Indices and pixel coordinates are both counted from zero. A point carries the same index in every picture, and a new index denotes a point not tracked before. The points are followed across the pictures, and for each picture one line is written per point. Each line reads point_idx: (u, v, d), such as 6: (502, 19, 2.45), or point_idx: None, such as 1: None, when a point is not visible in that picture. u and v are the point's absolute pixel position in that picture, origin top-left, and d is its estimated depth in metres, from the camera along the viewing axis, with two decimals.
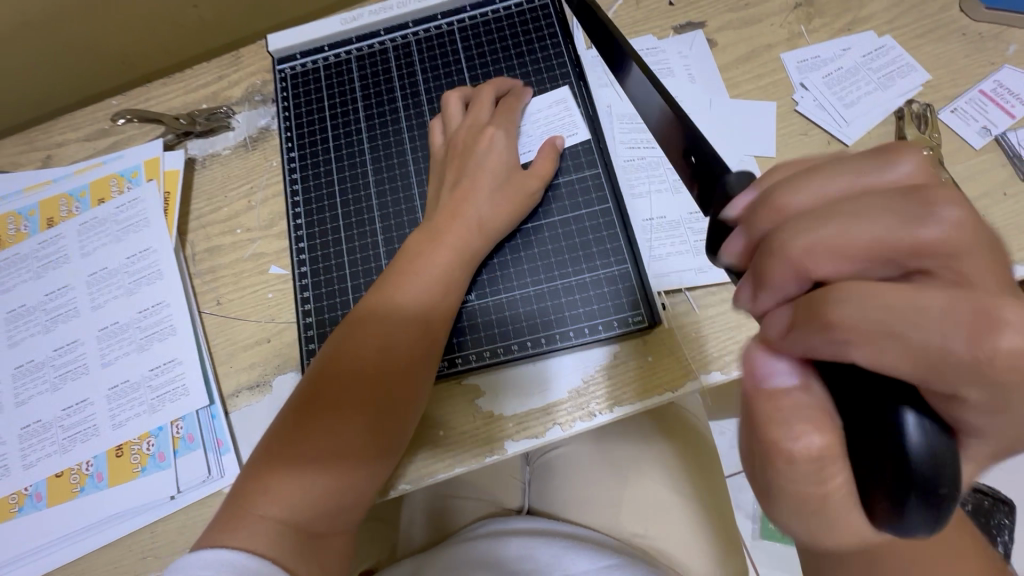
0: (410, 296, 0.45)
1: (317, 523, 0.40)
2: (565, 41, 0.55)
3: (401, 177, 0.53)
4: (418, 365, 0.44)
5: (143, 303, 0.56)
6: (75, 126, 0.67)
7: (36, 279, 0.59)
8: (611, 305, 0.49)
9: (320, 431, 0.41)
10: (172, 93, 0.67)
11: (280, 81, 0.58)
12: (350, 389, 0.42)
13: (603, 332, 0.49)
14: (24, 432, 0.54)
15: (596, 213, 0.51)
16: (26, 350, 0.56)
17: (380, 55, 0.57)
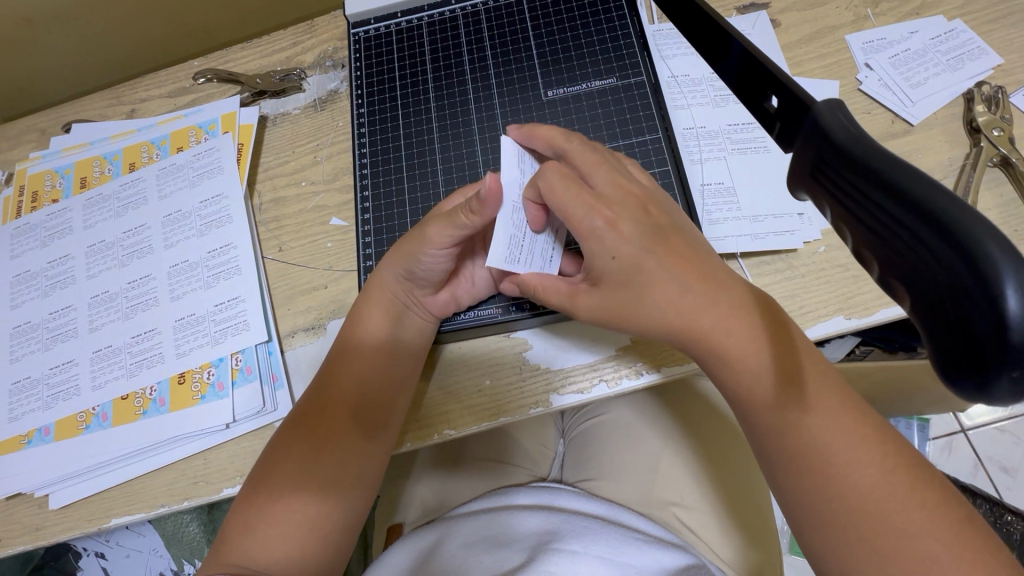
0: (366, 328, 0.49)
1: (298, 549, 0.42)
2: (630, 14, 0.56)
3: (464, 135, 0.55)
4: (387, 402, 0.48)
5: (212, 243, 0.59)
6: (159, 84, 0.72)
7: (116, 217, 0.63)
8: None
9: (303, 464, 0.44)
10: (249, 56, 0.71)
11: (354, 43, 0.61)
12: (339, 422, 0.46)
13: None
14: (96, 356, 0.57)
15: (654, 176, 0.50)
16: (102, 282, 0.60)
17: (450, 22, 0.60)
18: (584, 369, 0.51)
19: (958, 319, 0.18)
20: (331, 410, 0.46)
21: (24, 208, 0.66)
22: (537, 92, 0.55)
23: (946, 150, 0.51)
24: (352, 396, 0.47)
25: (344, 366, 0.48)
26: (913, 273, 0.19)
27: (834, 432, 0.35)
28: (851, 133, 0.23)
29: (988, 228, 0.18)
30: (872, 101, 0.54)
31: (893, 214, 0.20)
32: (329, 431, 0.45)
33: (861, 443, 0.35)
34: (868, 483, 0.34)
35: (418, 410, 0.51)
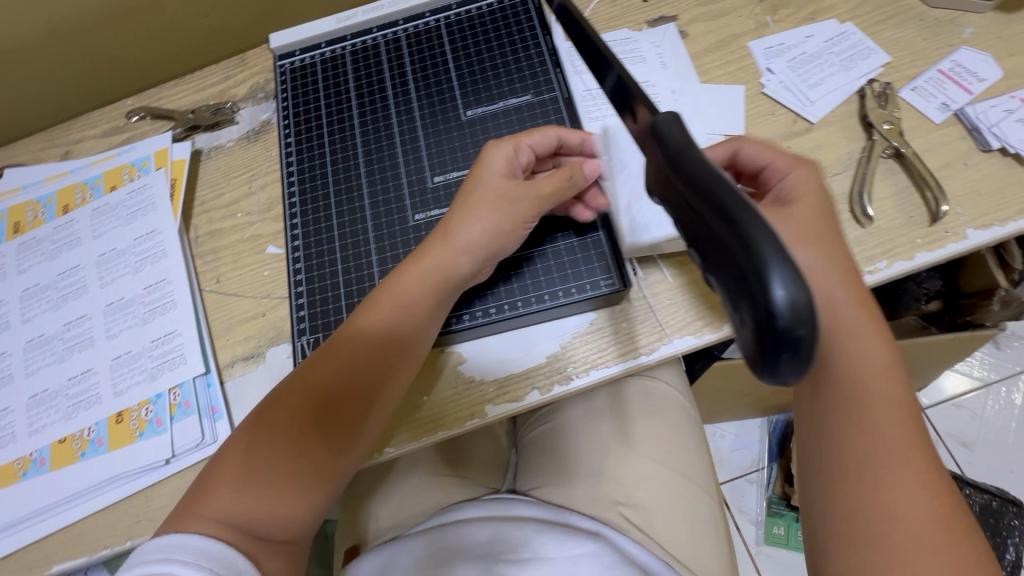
0: (375, 313, 0.47)
1: (263, 525, 0.41)
2: (542, 33, 0.58)
3: (388, 157, 0.56)
4: (373, 396, 0.46)
5: (147, 280, 0.60)
6: (92, 124, 0.72)
7: (50, 260, 0.62)
8: (583, 272, 0.53)
9: (290, 446, 0.43)
10: (182, 92, 0.72)
11: (280, 74, 0.62)
12: (330, 413, 0.44)
13: (586, 291, 0.52)
14: (32, 401, 0.57)
15: None
16: (37, 325, 0.60)
17: (372, 50, 0.61)
18: (517, 380, 0.52)
19: (744, 305, 0.20)
20: (321, 399, 0.44)
21: None
22: (456, 112, 0.57)
23: (845, 145, 0.54)
24: (345, 382, 0.45)
25: (331, 355, 0.46)
26: (716, 265, 0.21)
27: (893, 436, 0.37)
28: (682, 142, 0.25)
29: (765, 223, 0.20)
30: (774, 103, 0.57)
31: (701, 215, 0.22)
32: (322, 419, 0.44)
33: (915, 460, 0.37)
34: (917, 522, 0.35)
35: None
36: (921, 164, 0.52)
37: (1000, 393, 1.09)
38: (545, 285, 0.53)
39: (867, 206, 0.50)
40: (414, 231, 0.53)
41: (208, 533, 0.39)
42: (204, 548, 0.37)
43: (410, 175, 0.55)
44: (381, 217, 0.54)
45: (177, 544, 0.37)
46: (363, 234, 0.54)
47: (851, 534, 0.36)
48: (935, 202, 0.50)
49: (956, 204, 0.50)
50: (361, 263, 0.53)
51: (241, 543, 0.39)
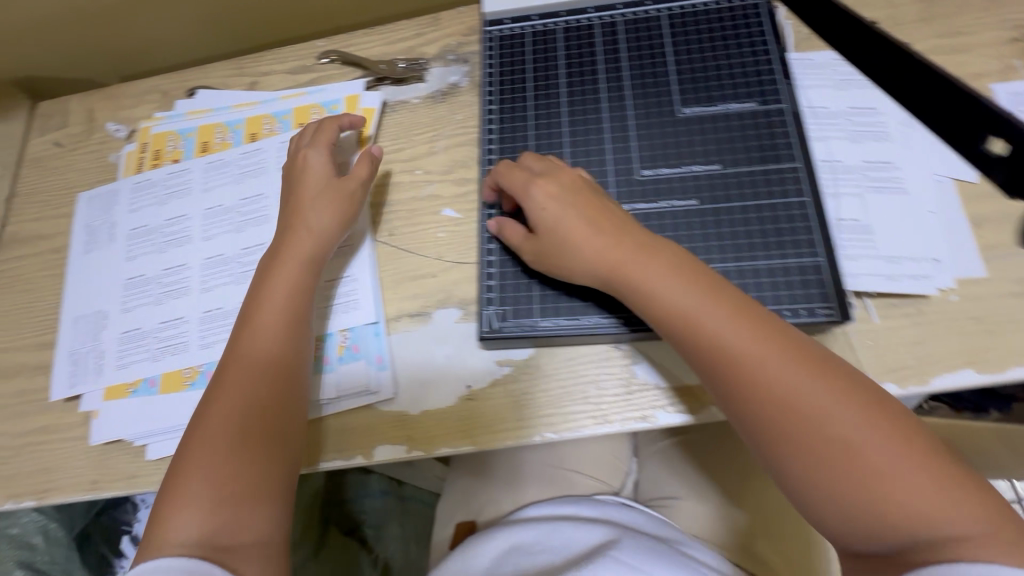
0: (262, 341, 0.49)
1: (222, 535, 0.41)
2: (773, 40, 0.56)
3: (594, 141, 0.55)
4: (278, 436, 0.46)
5: None
6: (281, 60, 0.74)
7: (235, 183, 0.64)
8: (800, 294, 0.47)
9: (207, 465, 0.44)
10: (372, 42, 0.72)
11: (487, 40, 0.62)
12: (243, 435, 0.45)
13: (803, 317, 0.46)
14: (206, 316, 0.59)
15: (792, 204, 0.49)
16: (217, 244, 0.62)
17: (587, 31, 0.60)
18: (693, 393, 0.50)
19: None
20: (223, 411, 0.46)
21: (146, 164, 0.69)
22: (672, 107, 0.55)
23: None
24: (248, 412, 0.46)
25: (232, 383, 0.47)
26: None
27: (800, 372, 0.38)
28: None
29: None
30: None
31: None
32: (234, 438, 0.45)
33: (874, 421, 0.36)
34: (922, 497, 0.34)
35: (522, 407, 0.52)
36: None
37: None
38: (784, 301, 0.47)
39: None
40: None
41: (177, 553, 0.40)
42: (197, 568, 0.39)
43: (618, 164, 0.53)
44: None
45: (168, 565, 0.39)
46: None
47: (851, 493, 0.35)
48: None
49: None
50: None
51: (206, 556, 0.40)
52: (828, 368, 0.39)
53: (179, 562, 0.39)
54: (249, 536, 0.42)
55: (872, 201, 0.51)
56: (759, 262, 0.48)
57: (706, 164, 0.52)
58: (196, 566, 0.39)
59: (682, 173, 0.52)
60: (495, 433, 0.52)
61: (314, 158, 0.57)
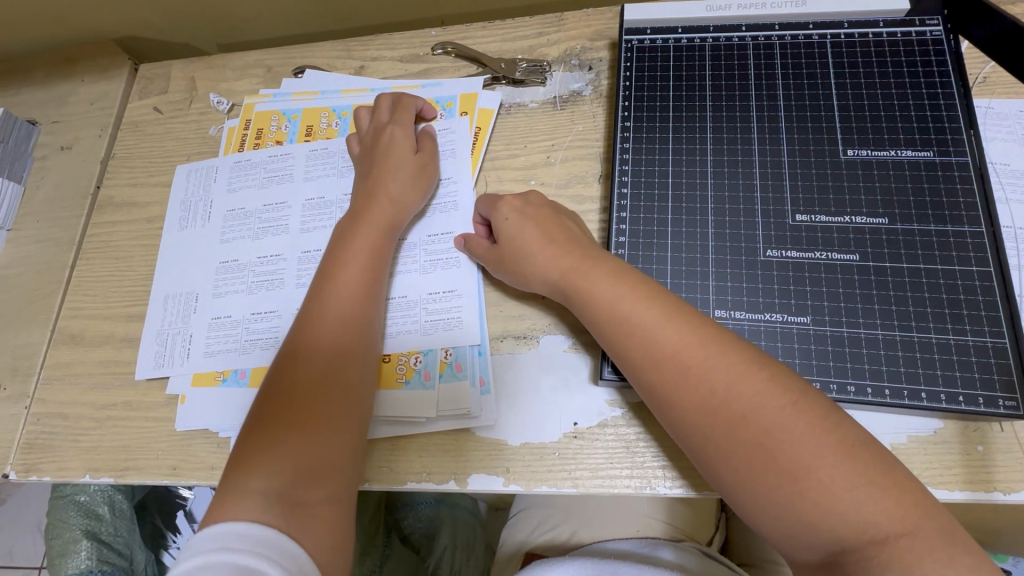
0: (334, 302, 0.49)
1: (300, 495, 0.40)
2: (957, 83, 0.50)
3: (742, 175, 0.50)
4: (338, 403, 0.45)
5: (435, 227, 0.58)
6: (392, 46, 0.71)
7: (340, 176, 0.62)
8: (976, 378, 0.42)
9: (263, 438, 0.42)
10: (490, 37, 0.69)
11: (625, 50, 0.57)
12: (297, 409, 0.44)
13: (979, 406, 0.41)
14: None
15: (972, 274, 0.44)
16: (317, 239, 0.59)
17: (739, 50, 0.55)
18: None
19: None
20: (278, 386, 0.45)
21: (247, 142, 0.66)
22: (834, 148, 0.50)
23: None
24: (305, 383, 0.45)
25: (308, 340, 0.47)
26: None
27: (802, 420, 0.36)
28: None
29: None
30: None
31: None
32: (277, 412, 0.44)
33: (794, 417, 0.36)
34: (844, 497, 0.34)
35: (633, 454, 0.48)
36: None
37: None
38: (944, 382, 0.42)
39: None
40: (763, 268, 0.47)
41: (253, 519, 0.38)
42: (260, 535, 0.37)
43: (769, 205, 0.49)
44: (725, 240, 0.49)
45: (228, 530, 0.37)
46: (701, 253, 0.48)
47: (772, 486, 0.36)
48: None
49: None
50: (694, 283, 0.48)
51: (279, 521, 0.38)
52: (822, 411, 0.37)
53: (239, 526, 0.37)
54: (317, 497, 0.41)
55: None
56: (921, 335, 0.43)
57: (871, 216, 0.47)
58: (257, 533, 0.37)
59: (843, 223, 0.47)
60: (601, 478, 0.48)
61: (399, 137, 0.57)
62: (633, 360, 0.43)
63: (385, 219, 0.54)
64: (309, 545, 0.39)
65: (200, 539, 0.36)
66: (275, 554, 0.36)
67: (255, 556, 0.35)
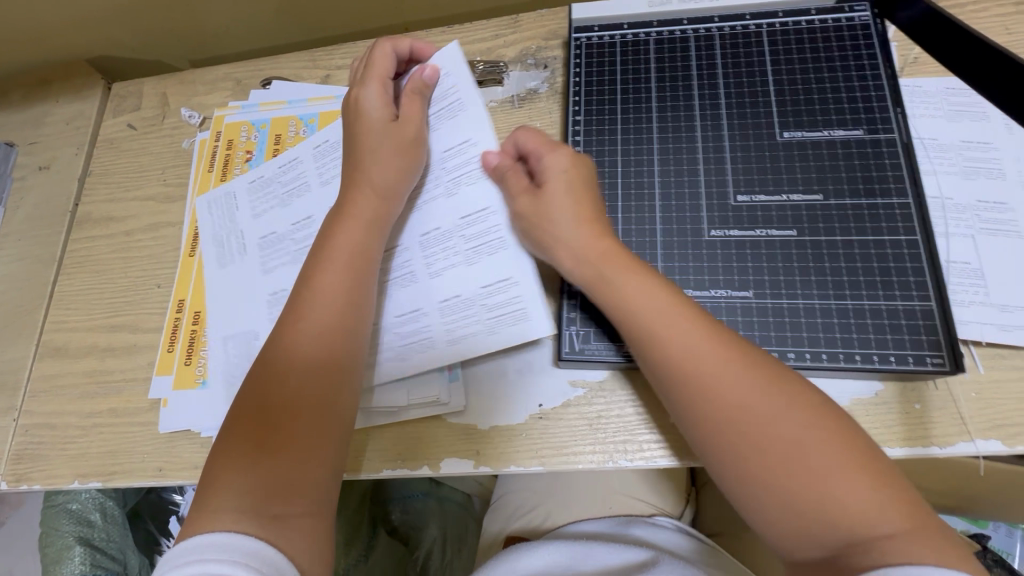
0: (316, 316, 0.49)
1: (277, 505, 0.42)
2: (884, 64, 0.53)
3: (687, 161, 0.53)
4: (320, 413, 0.46)
5: (465, 210, 0.56)
6: (355, 54, 0.73)
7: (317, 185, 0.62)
8: (907, 340, 0.45)
9: (245, 453, 0.44)
10: (448, 41, 0.71)
11: (574, 48, 0.60)
12: (278, 423, 0.45)
13: (909, 364, 0.44)
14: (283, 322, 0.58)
15: (901, 243, 0.47)
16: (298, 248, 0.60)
17: (681, 43, 0.58)
18: None
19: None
20: (260, 398, 0.46)
21: (218, 153, 0.69)
22: (772, 131, 0.53)
23: None
24: (286, 394, 0.46)
25: (302, 350, 0.48)
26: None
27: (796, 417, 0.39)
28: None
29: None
30: None
31: None
32: (254, 429, 0.45)
33: (790, 413, 0.39)
34: (829, 492, 0.36)
35: (596, 431, 0.51)
36: None
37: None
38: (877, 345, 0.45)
39: None
40: (707, 247, 0.50)
41: (233, 528, 0.40)
42: (251, 547, 0.39)
43: (711, 189, 0.52)
44: (671, 224, 0.51)
45: (219, 540, 0.39)
46: (649, 236, 0.51)
47: (779, 483, 0.38)
48: None
49: None
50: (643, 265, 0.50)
51: (258, 531, 0.40)
52: (822, 410, 0.39)
53: (231, 539, 0.39)
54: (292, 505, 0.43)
55: (988, 242, 0.48)
56: (854, 303, 0.46)
57: (807, 193, 0.50)
58: (246, 543, 0.39)
59: (781, 201, 0.50)
60: (567, 455, 0.50)
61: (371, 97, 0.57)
62: (633, 337, 0.45)
63: (378, 216, 0.54)
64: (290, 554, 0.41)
65: (194, 548, 0.38)
66: (258, 562, 0.38)
67: (244, 567, 0.37)
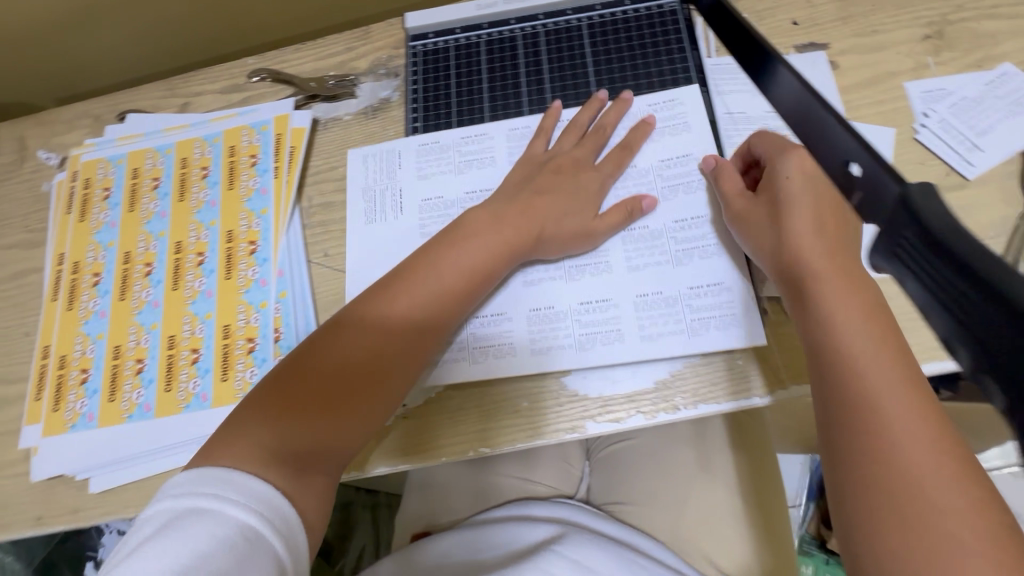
0: (404, 301, 0.49)
1: (304, 465, 0.43)
2: (689, 46, 0.59)
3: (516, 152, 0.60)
4: (394, 391, 0.48)
5: (389, 209, 0.61)
6: (213, 79, 0.73)
7: (179, 216, 0.64)
8: (716, 319, 0.51)
9: (267, 413, 0.44)
10: (302, 58, 0.72)
11: (411, 55, 0.64)
12: (332, 382, 0.46)
13: (716, 330, 0.51)
14: (149, 355, 0.59)
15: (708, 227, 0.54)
16: (163, 281, 0.61)
17: (508, 42, 0.62)
18: (621, 402, 0.51)
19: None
20: (368, 353, 0.47)
21: (76, 194, 0.68)
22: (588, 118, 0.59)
23: (999, 208, 0.51)
24: (360, 358, 0.47)
25: (363, 331, 0.48)
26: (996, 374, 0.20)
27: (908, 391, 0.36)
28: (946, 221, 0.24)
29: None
30: (927, 151, 0.54)
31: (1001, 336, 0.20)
32: (340, 391, 0.46)
33: (943, 453, 0.34)
34: (951, 516, 0.32)
35: (458, 423, 0.53)
36: None
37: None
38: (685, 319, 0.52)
39: None
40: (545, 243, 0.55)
41: (251, 470, 0.40)
42: (259, 492, 0.39)
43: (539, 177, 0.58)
44: None
45: (227, 478, 0.39)
46: None
47: (874, 500, 0.34)
48: None
49: None
50: None
51: (280, 482, 0.41)
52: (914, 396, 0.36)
53: (240, 478, 0.39)
54: (316, 466, 0.44)
55: None
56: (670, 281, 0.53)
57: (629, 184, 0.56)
58: (251, 485, 0.39)
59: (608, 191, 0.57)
60: (432, 451, 0.52)
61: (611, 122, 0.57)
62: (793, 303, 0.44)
63: (523, 238, 0.53)
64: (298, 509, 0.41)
65: (200, 484, 0.39)
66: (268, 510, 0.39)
67: (247, 512, 0.38)
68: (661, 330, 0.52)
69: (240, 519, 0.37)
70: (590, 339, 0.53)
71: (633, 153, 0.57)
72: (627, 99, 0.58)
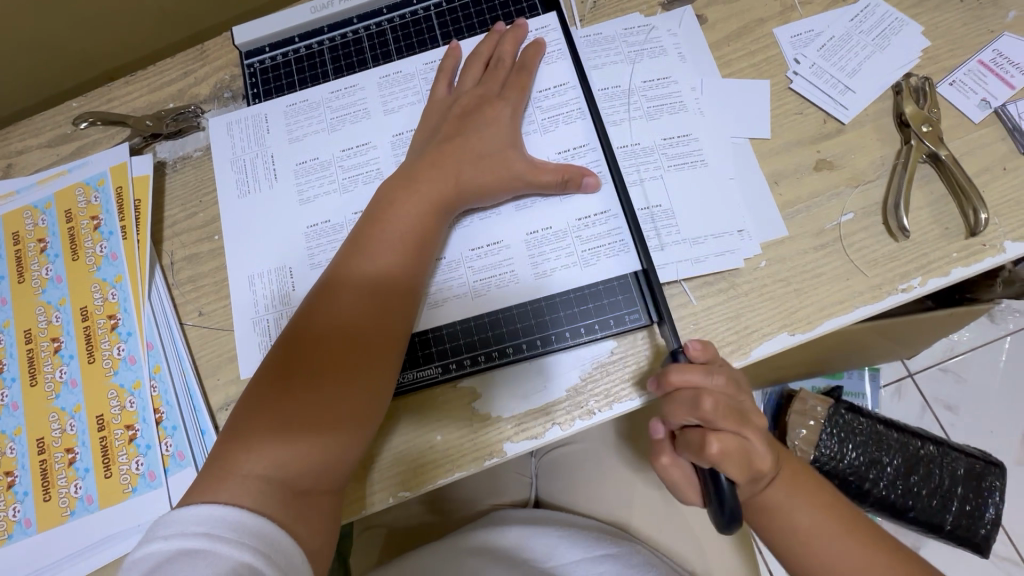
0: (370, 265, 0.46)
1: (304, 481, 0.40)
2: (544, 9, 0.57)
3: (368, 136, 0.55)
4: (384, 364, 0.44)
5: (262, 183, 0.55)
6: (35, 130, 0.63)
7: (24, 303, 0.56)
8: (608, 304, 0.50)
9: (263, 421, 0.40)
10: (135, 92, 0.63)
11: (250, 75, 0.60)
12: (316, 362, 0.42)
13: (613, 327, 0.49)
14: (17, 465, 0.52)
15: (588, 207, 0.51)
16: (17, 379, 0.54)
17: (354, 44, 0.59)
18: (535, 414, 0.49)
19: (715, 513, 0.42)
20: (331, 335, 0.43)
21: None
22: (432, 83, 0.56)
23: (878, 149, 0.50)
24: (339, 331, 0.43)
25: (337, 301, 0.44)
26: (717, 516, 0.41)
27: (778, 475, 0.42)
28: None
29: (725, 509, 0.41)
30: (804, 100, 0.52)
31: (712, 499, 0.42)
32: (321, 369, 0.42)
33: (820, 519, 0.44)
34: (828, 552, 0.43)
35: (371, 474, 0.48)
36: (960, 170, 0.48)
37: (1003, 347, 1.00)
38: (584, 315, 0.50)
39: (903, 219, 0.47)
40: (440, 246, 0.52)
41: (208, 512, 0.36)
42: (245, 523, 0.36)
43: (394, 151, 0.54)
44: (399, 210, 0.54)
45: (218, 516, 0.36)
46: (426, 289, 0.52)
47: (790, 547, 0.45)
48: (974, 213, 0.47)
49: (994, 214, 0.48)
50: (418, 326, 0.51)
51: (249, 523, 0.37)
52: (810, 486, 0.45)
53: (223, 511, 0.36)
54: (327, 482, 0.41)
55: (680, 176, 0.51)
56: (563, 267, 0.50)
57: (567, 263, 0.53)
58: (244, 520, 0.36)
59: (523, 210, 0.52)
60: (352, 505, 0.48)
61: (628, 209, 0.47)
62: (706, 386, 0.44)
63: (443, 194, 0.49)
64: (297, 539, 0.38)
65: (190, 523, 0.35)
66: (258, 543, 0.35)
67: (241, 547, 0.34)
68: (553, 264, 0.50)
69: (231, 559, 0.34)
70: (487, 284, 0.51)
71: (534, 76, 0.54)
72: (522, 23, 0.56)
